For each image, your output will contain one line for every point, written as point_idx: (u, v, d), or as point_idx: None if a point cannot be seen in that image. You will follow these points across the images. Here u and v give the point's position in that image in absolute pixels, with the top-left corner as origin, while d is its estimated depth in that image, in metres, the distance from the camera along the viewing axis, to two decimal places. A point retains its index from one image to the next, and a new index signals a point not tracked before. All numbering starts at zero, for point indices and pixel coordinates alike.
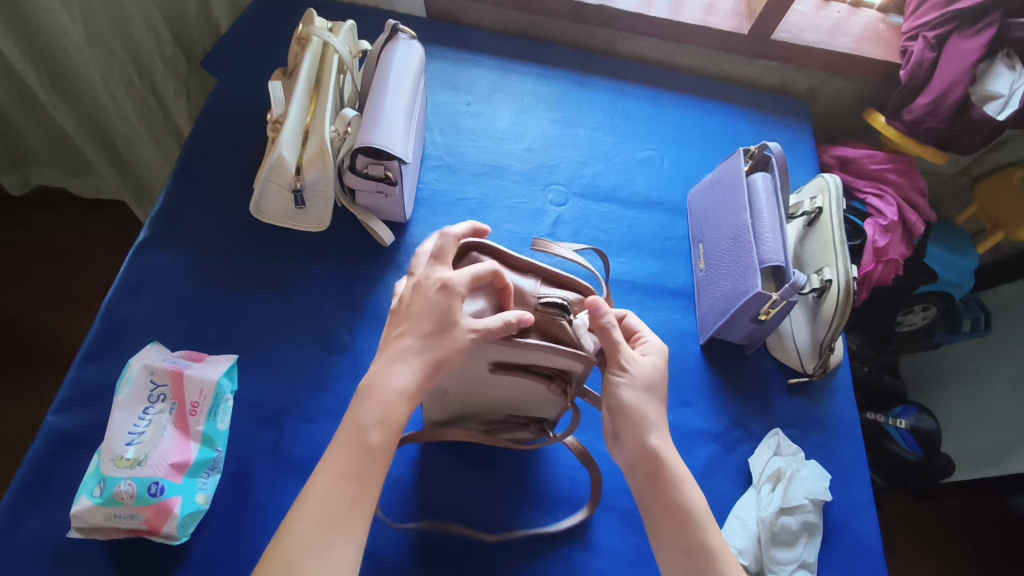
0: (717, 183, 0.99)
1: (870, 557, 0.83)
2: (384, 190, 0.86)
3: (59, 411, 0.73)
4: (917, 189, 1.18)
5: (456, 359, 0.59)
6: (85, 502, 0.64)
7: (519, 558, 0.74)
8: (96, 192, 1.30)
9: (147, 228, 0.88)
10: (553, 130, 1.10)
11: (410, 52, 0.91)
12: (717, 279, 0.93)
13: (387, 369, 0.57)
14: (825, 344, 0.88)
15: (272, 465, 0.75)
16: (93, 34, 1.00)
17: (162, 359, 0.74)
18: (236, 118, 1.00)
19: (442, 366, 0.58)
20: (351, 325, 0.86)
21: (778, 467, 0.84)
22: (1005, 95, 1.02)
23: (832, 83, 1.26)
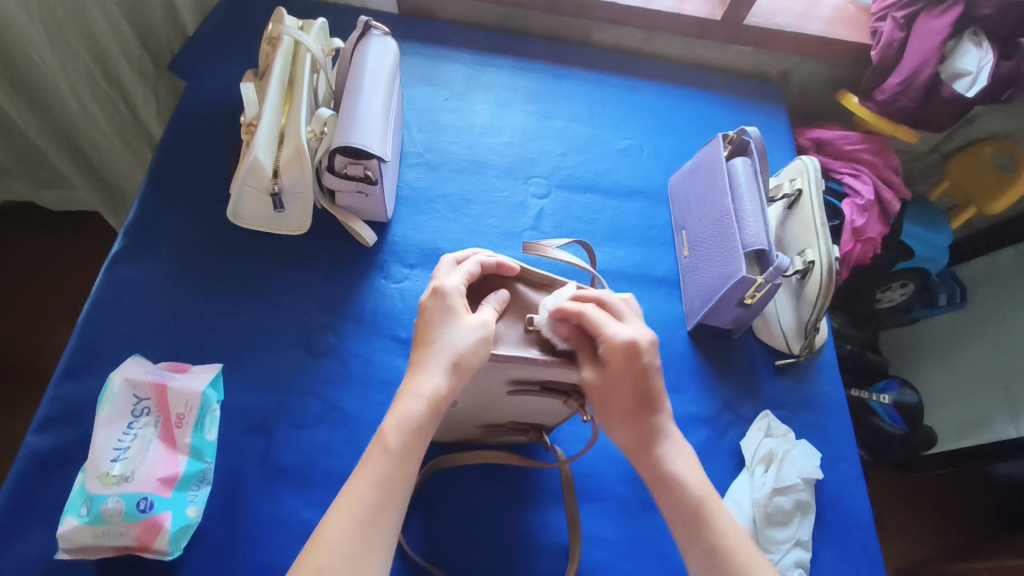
0: (698, 169, 0.99)
1: (862, 532, 0.85)
2: (364, 190, 0.85)
3: (39, 431, 0.71)
4: (892, 168, 1.20)
5: (474, 358, 0.57)
6: (72, 522, 0.62)
7: (519, 553, 0.73)
8: (66, 202, 1.26)
9: (120, 238, 0.85)
10: (532, 123, 1.10)
11: (384, 48, 0.90)
12: (702, 265, 0.93)
13: (417, 378, 0.57)
14: (810, 325, 0.89)
15: (263, 474, 0.73)
16: (57, 39, 0.97)
17: (144, 371, 0.72)
18: (208, 122, 0.97)
19: (467, 369, 0.57)
20: (337, 328, 0.85)
21: (769, 448, 0.85)
22: (973, 73, 1.05)
23: (805, 66, 1.27)
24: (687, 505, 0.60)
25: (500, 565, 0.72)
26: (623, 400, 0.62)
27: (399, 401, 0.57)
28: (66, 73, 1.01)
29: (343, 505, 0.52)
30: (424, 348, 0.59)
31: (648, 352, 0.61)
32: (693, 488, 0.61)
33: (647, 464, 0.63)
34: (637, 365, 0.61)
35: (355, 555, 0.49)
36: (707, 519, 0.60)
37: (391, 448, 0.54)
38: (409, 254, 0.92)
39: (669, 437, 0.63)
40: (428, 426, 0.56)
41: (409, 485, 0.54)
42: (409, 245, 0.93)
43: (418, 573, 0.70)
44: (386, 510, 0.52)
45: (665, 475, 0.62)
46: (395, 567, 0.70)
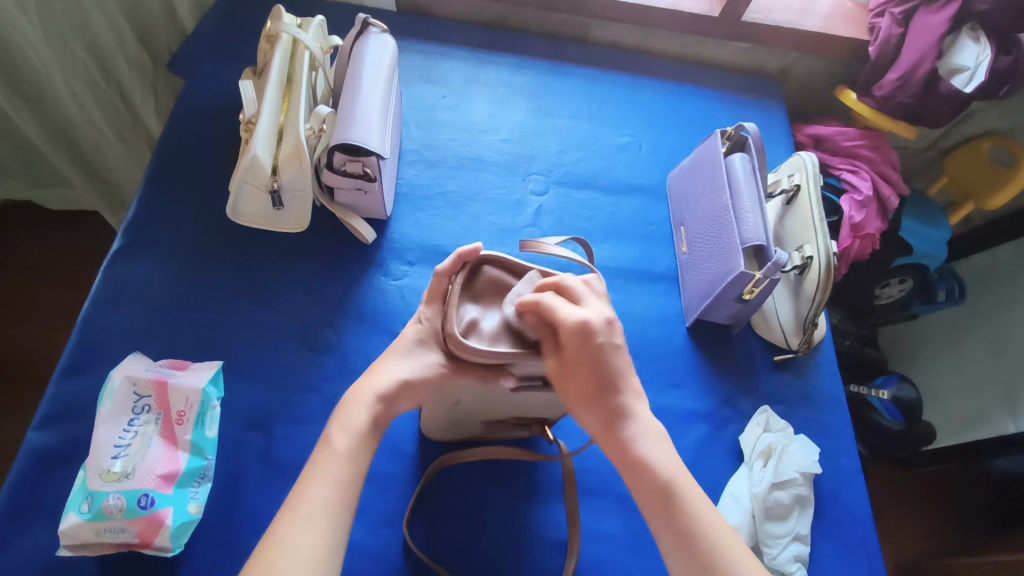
0: (696, 165, 1.00)
1: (861, 526, 0.85)
2: (363, 187, 0.86)
3: (39, 428, 0.71)
4: (890, 163, 1.20)
5: (421, 379, 0.60)
6: (73, 519, 0.63)
7: (519, 549, 0.74)
8: (64, 201, 1.26)
9: (119, 236, 0.86)
10: (530, 120, 1.10)
11: (383, 46, 0.90)
12: (701, 261, 0.94)
13: (366, 386, 0.60)
14: (808, 321, 0.89)
15: (264, 470, 0.74)
16: (54, 37, 0.97)
17: (144, 368, 0.73)
18: (207, 120, 0.97)
19: (412, 393, 0.60)
20: (337, 325, 0.85)
21: (768, 443, 0.85)
22: (971, 68, 1.05)
23: (803, 62, 1.27)
24: (657, 493, 0.57)
25: (501, 561, 0.73)
26: (586, 386, 0.59)
27: (343, 407, 0.59)
28: (64, 71, 1.01)
29: (297, 502, 0.52)
30: (390, 356, 0.62)
31: (603, 334, 0.59)
32: (665, 473, 0.58)
33: (611, 448, 0.59)
34: (591, 347, 0.58)
35: (310, 551, 0.49)
36: (680, 505, 0.57)
37: (337, 451, 0.56)
38: (408, 252, 0.92)
39: (638, 419, 0.60)
40: (369, 435, 0.58)
41: (353, 490, 0.55)
42: (408, 242, 0.93)
43: (419, 568, 0.71)
44: (339, 509, 0.53)
45: (632, 458, 0.58)
46: (396, 562, 0.70)
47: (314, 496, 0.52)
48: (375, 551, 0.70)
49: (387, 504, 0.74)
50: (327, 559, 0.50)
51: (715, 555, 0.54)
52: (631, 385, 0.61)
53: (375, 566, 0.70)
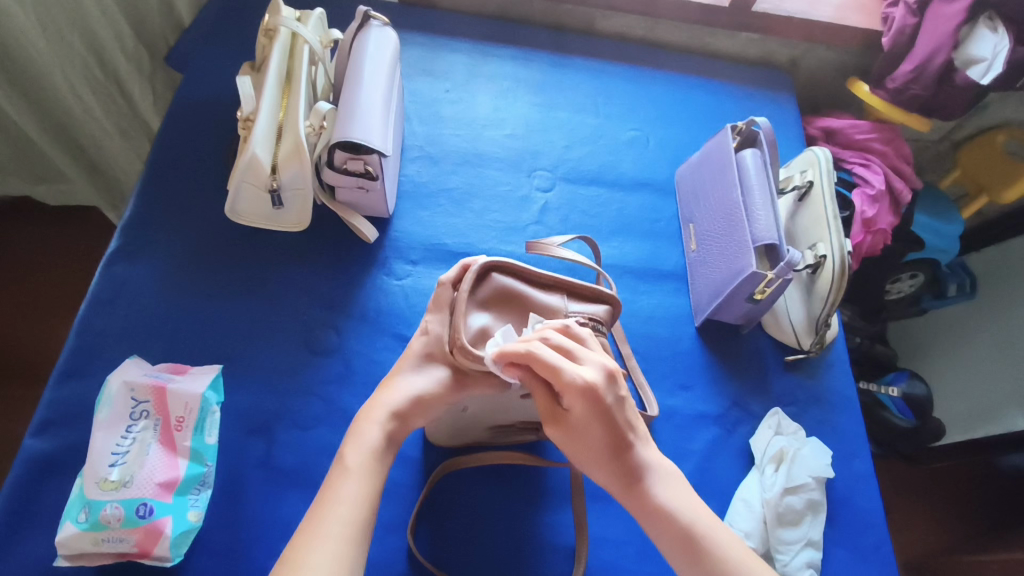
0: (706, 161, 0.97)
1: (874, 531, 0.83)
2: (364, 186, 0.83)
3: (37, 434, 0.70)
4: (903, 157, 1.17)
5: (437, 392, 0.59)
6: (70, 529, 0.61)
7: (526, 555, 0.72)
8: (63, 197, 1.24)
9: (116, 236, 0.84)
10: (535, 114, 1.07)
11: (384, 39, 0.88)
12: (712, 260, 0.91)
13: (378, 402, 0.57)
14: (820, 321, 0.87)
15: (265, 476, 0.72)
16: (51, 30, 0.94)
17: (142, 373, 0.71)
18: (205, 116, 0.95)
19: (424, 409, 0.59)
20: (339, 326, 0.83)
21: (780, 447, 0.83)
22: (987, 59, 1.02)
23: (814, 53, 1.24)
24: (679, 540, 0.55)
25: (507, 568, 0.71)
26: (593, 454, 0.57)
27: (356, 426, 0.56)
28: (61, 65, 0.98)
29: (314, 526, 0.49)
30: (395, 374, 0.60)
31: (608, 394, 0.55)
32: (683, 514, 0.55)
33: (639, 505, 0.57)
34: (593, 412, 0.55)
35: (330, 572, 0.46)
36: (706, 553, 0.54)
37: (351, 468, 0.53)
38: (412, 251, 0.90)
39: (652, 464, 0.58)
40: (384, 452, 0.55)
41: (374, 506, 0.52)
42: (412, 241, 0.91)
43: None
44: (358, 530, 0.50)
45: (649, 497, 0.56)
46: (400, 570, 0.69)
47: (334, 516, 0.49)
48: (379, 560, 0.69)
49: (391, 511, 0.72)
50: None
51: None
52: (640, 432, 0.58)
53: (380, 574, 0.68)
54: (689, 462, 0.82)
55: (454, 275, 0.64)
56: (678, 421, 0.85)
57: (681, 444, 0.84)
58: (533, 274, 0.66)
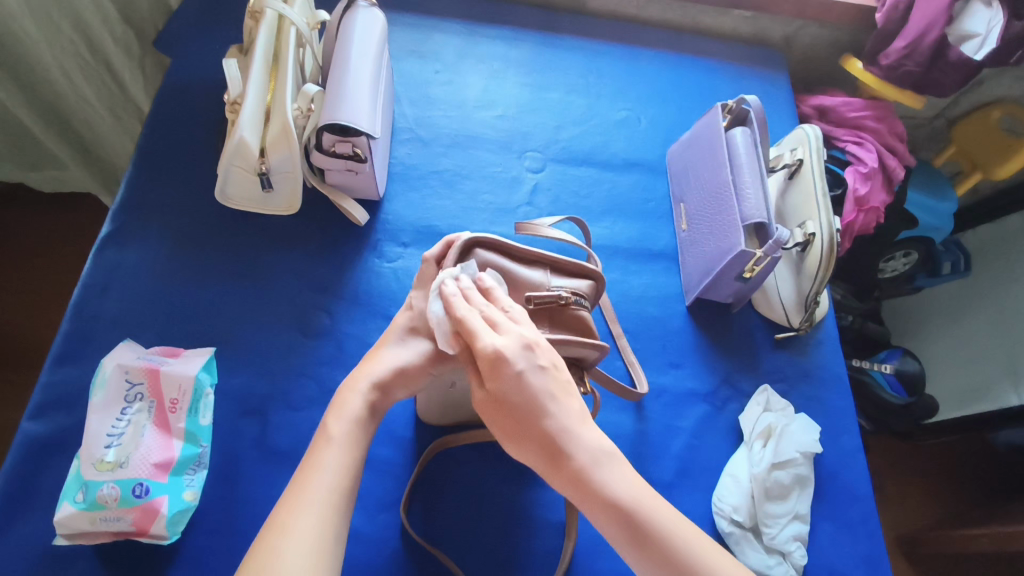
0: (697, 140, 0.97)
1: (861, 504, 0.85)
2: (354, 168, 0.84)
3: (33, 417, 0.70)
4: (896, 135, 1.17)
5: (420, 363, 0.60)
6: (68, 509, 0.63)
7: (516, 530, 0.74)
8: (57, 184, 1.24)
9: (108, 221, 0.84)
10: (526, 95, 1.07)
11: (371, 20, 0.87)
12: (700, 239, 0.92)
13: (361, 372, 0.58)
14: (810, 298, 0.88)
15: (259, 457, 0.73)
16: (40, 12, 0.94)
17: (136, 357, 0.72)
18: (193, 99, 0.95)
19: (408, 380, 0.60)
20: (331, 308, 0.84)
21: (768, 423, 0.84)
22: (981, 35, 1.04)
23: (808, 30, 1.23)
24: (626, 531, 0.50)
25: (499, 545, 0.72)
26: (534, 434, 0.52)
27: (339, 396, 0.57)
28: (51, 47, 0.98)
29: (297, 495, 0.50)
30: (379, 346, 0.61)
31: (521, 359, 0.53)
32: (627, 496, 0.51)
33: (559, 478, 0.52)
34: (511, 377, 0.52)
35: (313, 540, 0.47)
36: (644, 524, 0.50)
37: (335, 439, 0.54)
38: (402, 233, 0.91)
39: (590, 450, 0.52)
40: (367, 422, 0.56)
41: (359, 473, 0.53)
42: (401, 223, 0.92)
43: (416, 552, 0.70)
44: (338, 501, 0.51)
45: (585, 479, 0.51)
46: (393, 546, 0.70)
47: (317, 484, 0.50)
48: (373, 536, 0.70)
49: (384, 489, 0.73)
50: (333, 552, 0.48)
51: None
52: (563, 404, 0.53)
53: (374, 551, 0.69)
54: (678, 439, 0.84)
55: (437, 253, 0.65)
56: (668, 398, 0.86)
57: (670, 420, 0.85)
58: (516, 250, 0.66)
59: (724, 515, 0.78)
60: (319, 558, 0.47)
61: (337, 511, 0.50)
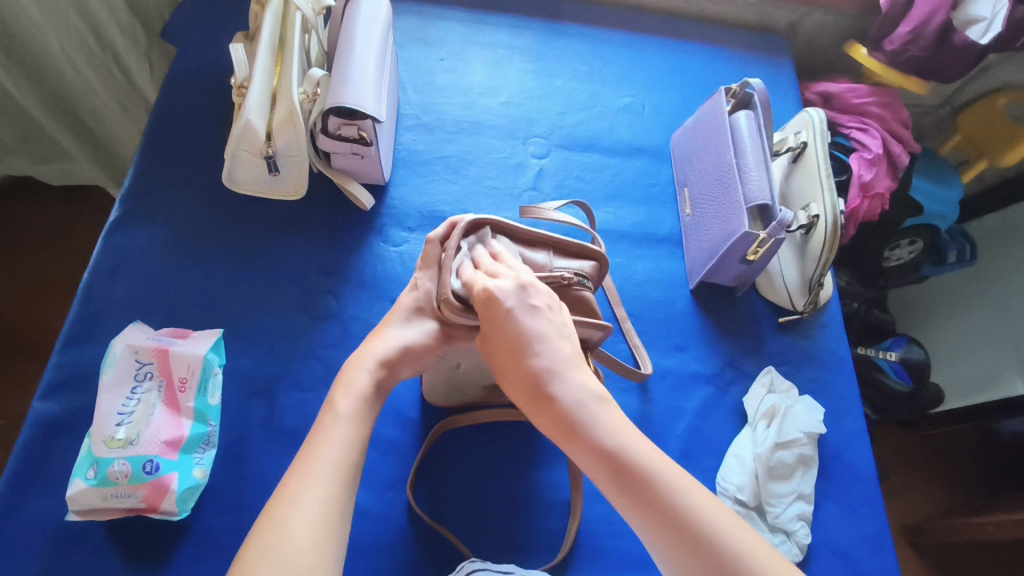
0: (700, 124, 0.97)
1: (865, 485, 0.85)
2: (359, 152, 0.84)
3: (44, 397, 0.71)
4: (901, 121, 1.17)
5: (425, 343, 0.60)
6: (79, 484, 0.64)
7: (522, 509, 0.74)
8: (65, 176, 1.25)
9: (117, 206, 0.85)
10: (530, 82, 1.07)
11: (376, 6, 0.88)
12: (704, 223, 0.92)
13: (368, 351, 0.59)
14: (814, 281, 0.88)
15: (268, 436, 0.74)
16: (49, 3, 0.94)
17: (145, 337, 0.73)
18: (199, 87, 0.96)
19: (414, 359, 0.60)
20: (337, 292, 0.84)
21: (772, 404, 0.85)
22: (987, 19, 1.03)
23: (812, 17, 1.23)
24: (609, 468, 0.51)
25: (506, 525, 0.73)
26: (523, 374, 0.55)
27: (345, 374, 0.58)
28: (60, 38, 0.99)
29: (304, 466, 0.51)
30: (384, 325, 0.62)
31: (513, 298, 0.57)
32: (608, 438, 0.51)
33: (545, 419, 0.54)
34: (498, 316, 0.57)
35: (321, 510, 0.48)
36: (629, 465, 0.50)
37: (341, 414, 0.54)
38: (408, 218, 0.92)
39: (575, 392, 0.54)
40: (373, 399, 0.56)
41: (365, 447, 0.54)
42: (407, 208, 0.92)
43: (422, 529, 0.71)
44: (345, 476, 0.51)
45: (569, 417, 0.53)
46: (400, 525, 0.71)
47: (324, 457, 0.51)
48: (380, 514, 0.71)
49: (390, 468, 0.74)
50: (341, 523, 0.49)
51: (697, 520, 0.48)
52: (550, 347, 0.56)
53: (381, 528, 0.70)
54: (682, 421, 0.84)
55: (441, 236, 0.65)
56: (673, 380, 0.87)
57: (675, 402, 0.85)
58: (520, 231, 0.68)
59: (728, 494, 0.79)
60: (327, 531, 0.47)
61: (343, 481, 0.51)
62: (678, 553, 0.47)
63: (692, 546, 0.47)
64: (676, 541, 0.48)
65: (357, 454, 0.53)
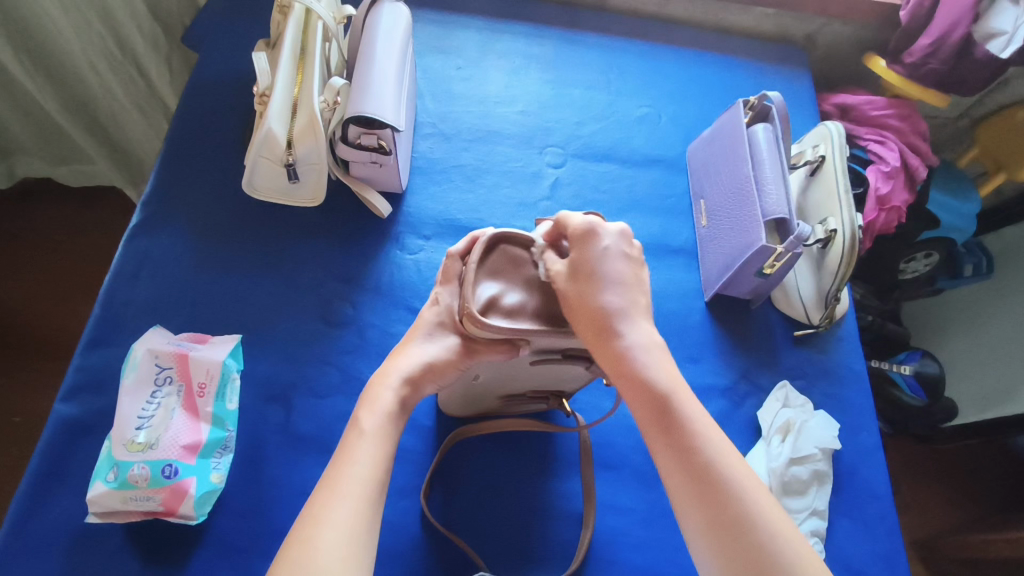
0: (718, 136, 0.97)
1: (880, 502, 0.84)
2: (378, 160, 0.85)
3: (66, 399, 0.73)
4: (919, 133, 1.16)
5: (447, 360, 0.59)
6: (100, 487, 0.65)
7: (536, 519, 0.75)
8: (84, 178, 1.26)
9: (138, 211, 0.86)
10: (547, 91, 1.08)
11: (397, 16, 0.89)
12: (721, 235, 0.92)
13: (391, 369, 0.59)
14: (831, 295, 0.88)
15: (284, 442, 0.75)
16: (70, 6, 0.96)
17: (165, 342, 0.74)
18: (220, 93, 0.97)
19: (435, 375, 0.60)
20: (354, 299, 0.85)
21: (787, 418, 0.85)
22: (1009, 32, 1.02)
23: (831, 28, 1.23)
24: (655, 410, 0.55)
25: (520, 536, 0.73)
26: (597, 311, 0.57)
27: (370, 391, 0.58)
28: (82, 43, 1.00)
29: (329, 484, 0.51)
30: (405, 343, 0.62)
31: (611, 239, 0.60)
32: (661, 383, 0.56)
33: (602, 352, 0.57)
34: (594, 249, 0.59)
35: (343, 528, 0.49)
36: (675, 414, 0.55)
37: (365, 431, 0.55)
38: (424, 226, 0.92)
39: (637, 335, 0.57)
40: (396, 417, 0.57)
41: (388, 464, 0.55)
42: (424, 216, 0.93)
43: (436, 538, 0.72)
44: (371, 492, 0.52)
45: (628, 360, 0.56)
46: (413, 534, 0.71)
47: (347, 475, 0.52)
48: (394, 522, 0.71)
49: (405, 476, 0.74)
50: (367, 539, 0.50)
51: (727, 483, 0.52)
52: (626, 293, 0.59)
53: (395, 536, 0.71)
54: None
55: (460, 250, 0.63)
56: None
57: None
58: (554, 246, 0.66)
59: None
60: (352, 544, 0.48)
61: (363, 494, 0.51)
62: (702, 511, 0.52)
63: (712, 497, 0.52)
64: (704, 493, 0.52)
65: (378, 471, 0.53)
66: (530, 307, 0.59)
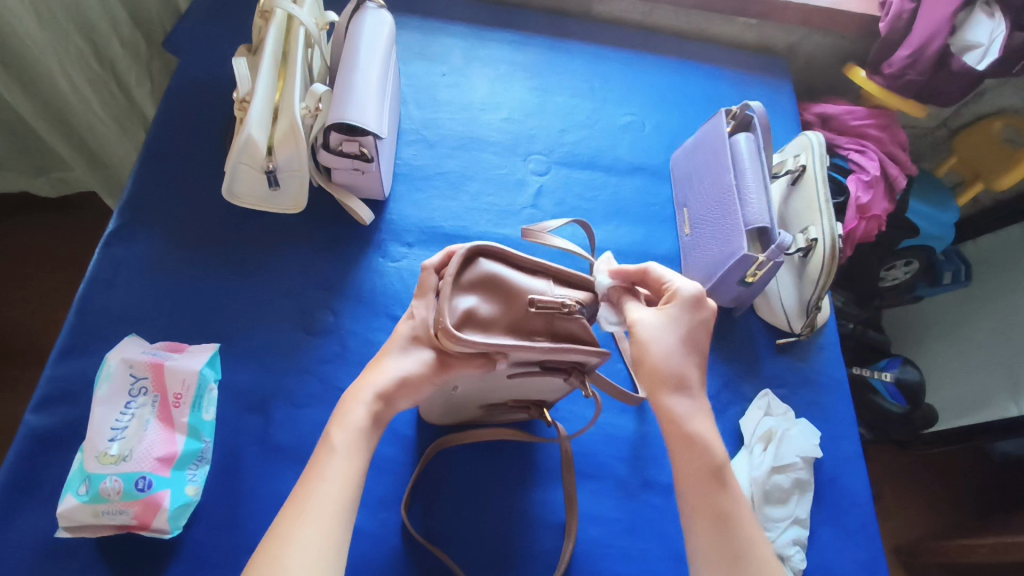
0: (700, 145, 0.98)
1: (860, 510, 0.85)
2: (360, 167, 0.84)
3: (36, 410, 0.71)
4: (898, 143, 1.17)
5: (421, 376, 0.58)
6: (71, 501, 0.63)
7: (518, 530, 0.74)
8: (62, 187, 1.25)
9: (114, 217, 0.84)
10: (531, 98, 1.08)
11: (379, 22, 0.88)
12: (703, 242, 0.92)
13: (365, 383, 0.58)
14: (812, 304, 0.88)
15: (261, 453, 0.73)
16: (48, 19, 0.93)
17: (140, 351, 0.72)
18: (200, 98, 0.96)
19: (410, 390, 0.59)
20: (335, 307, 0.84)
21: (769, 427, 0.85)
22: (984, 45, 1.02)
23: (812, 39, 1.24)
24: (681, 433, 0.59)
25: (502, 547, 0.72)
26: (659, 361, 0.60)
27: (343, 406, 0.57)
28: (58, 54, 0.97)
29: (298, 504, 0.51)
30: (380, 358, 0.60)
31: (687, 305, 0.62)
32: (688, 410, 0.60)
33: (648, 380, 0.61)
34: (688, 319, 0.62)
35: (315, 546, 0.48)
36: (699, 441, 0.59)
37: (335, 448, 0.54)
38: (407, 233, 0.91)
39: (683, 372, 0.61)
40: (370, 432, 0.56)
41: (362, 478, 0.54)
42: (406, 223, 0.92)
43: (417, 550, 0.71)
44: (342, 507, 0.51)
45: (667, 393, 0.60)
46: (392, 547, 0.70)
47: (318, 492, 0.51)
48: (373, 535, 0.70)
49: (384, 487, 0.73)
50: (337, 555, 0.49)
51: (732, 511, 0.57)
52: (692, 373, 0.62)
53: (375, 548, 0.70)
54: None
55: (690, 292, 0.63)
56: None
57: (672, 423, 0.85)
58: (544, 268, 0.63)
59: None
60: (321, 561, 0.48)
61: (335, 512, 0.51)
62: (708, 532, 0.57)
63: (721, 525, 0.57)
64: (711, 518, 0.57)
65: (352, 485, 0.53)
66: (503, 319, 0.59)
